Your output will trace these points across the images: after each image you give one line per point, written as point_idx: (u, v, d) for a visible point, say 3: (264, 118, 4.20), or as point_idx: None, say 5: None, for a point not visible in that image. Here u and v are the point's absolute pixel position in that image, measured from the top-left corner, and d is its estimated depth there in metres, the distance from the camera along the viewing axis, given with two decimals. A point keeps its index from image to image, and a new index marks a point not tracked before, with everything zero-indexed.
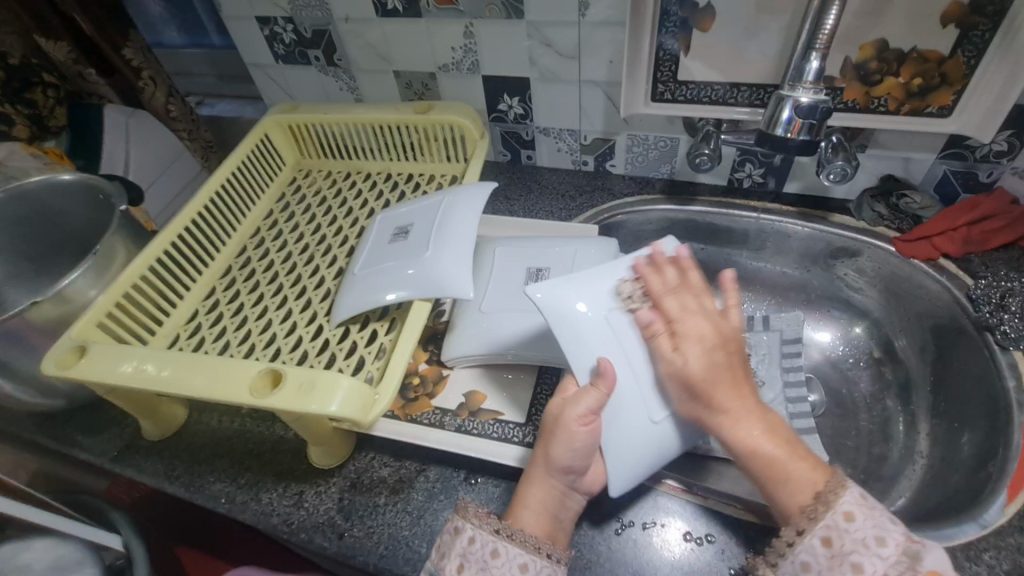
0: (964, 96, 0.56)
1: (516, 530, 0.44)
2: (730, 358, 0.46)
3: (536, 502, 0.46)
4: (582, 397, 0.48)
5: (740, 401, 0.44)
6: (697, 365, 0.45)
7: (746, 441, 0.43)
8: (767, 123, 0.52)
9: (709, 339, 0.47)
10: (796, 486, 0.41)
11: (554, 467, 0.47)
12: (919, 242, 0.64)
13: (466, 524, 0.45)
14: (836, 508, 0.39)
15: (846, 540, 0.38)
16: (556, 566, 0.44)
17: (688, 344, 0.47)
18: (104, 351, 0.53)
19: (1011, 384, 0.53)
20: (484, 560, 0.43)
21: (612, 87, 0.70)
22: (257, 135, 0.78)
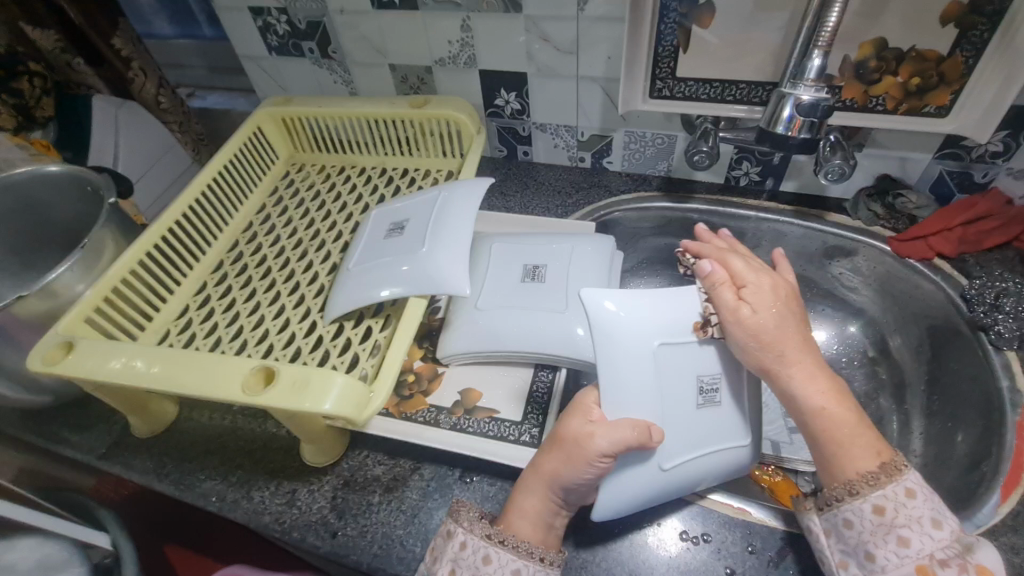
0: (961, 96, 0.56)
1: (508, 536, 0.44)
2: (794, 318, 0.47)
3: (531, 511, 0.46)
4: (614, 431, 0.44)
5: (803, 362, 0.45)
6: (765, 308, 0.46)
7: (806, 402, 0.44)
8: (767, 122, 0.51)
9: (773, 297, 0.47)
10: (856, 449, 0.43)
11: (558, 484, 0.45)
12: (914, 242, 0.64)
13: (458, 528, 0.45)
14: (900, 482, 0.41)
15: (901, 513, 0.41)
16: (549, 569, 0.44)
17: (757, 300, 0.47)
18: (91, 346, 0.52)
19: (1005, 383, 0.53)
20: (476, 566, 0.43)
21: (610, 83, 0.70)
22: (249, 127, 0.77)
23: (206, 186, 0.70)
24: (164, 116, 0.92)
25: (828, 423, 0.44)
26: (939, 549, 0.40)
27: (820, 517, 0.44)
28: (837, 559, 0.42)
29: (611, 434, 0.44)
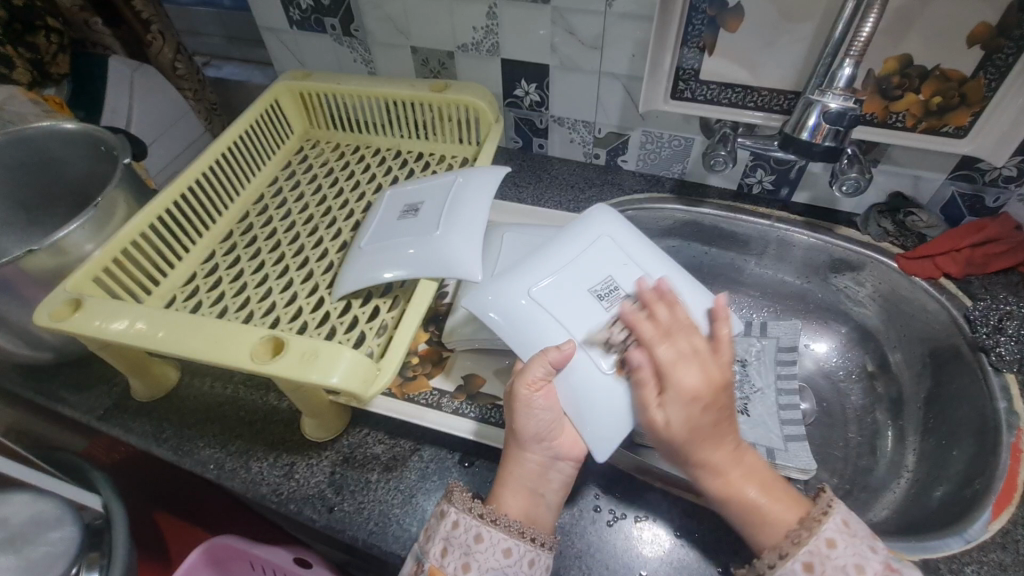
0: (981, 118, 0.57)
1: (499, 515, 0.44)
2: (722, 407, 0.44)
3: (514, 479, 0.46)
4: (530, 363, 0.47)
5: (723, 448, 0.45)
6: (695, 403, 0.44)
7: (718, 494, 0.44)
8: (792, 127, 0.52)
9: (708, 382, 0.44)
10: (772, 522, 0.43)
11: (526, 439, 0.46)
12: (922, 260, 0.64)
13: (450, 508, 0.45)
14: (819, 535, 0.41)
15: (827, 566, 0.40)
16: (540, 549, 0.44)
17: (689, 378, 0.44)
18: (99, 306, 0.52)
19: (1002, 405, 0.54)
20: (468, 544, 0.43)
21: (632, 81, 0.70)
22: (267, 99, 0.76)
23: (219, 155, 0.69)
24: (179, 82, 0.91)
25: (745, 500, 0.44)
26: None
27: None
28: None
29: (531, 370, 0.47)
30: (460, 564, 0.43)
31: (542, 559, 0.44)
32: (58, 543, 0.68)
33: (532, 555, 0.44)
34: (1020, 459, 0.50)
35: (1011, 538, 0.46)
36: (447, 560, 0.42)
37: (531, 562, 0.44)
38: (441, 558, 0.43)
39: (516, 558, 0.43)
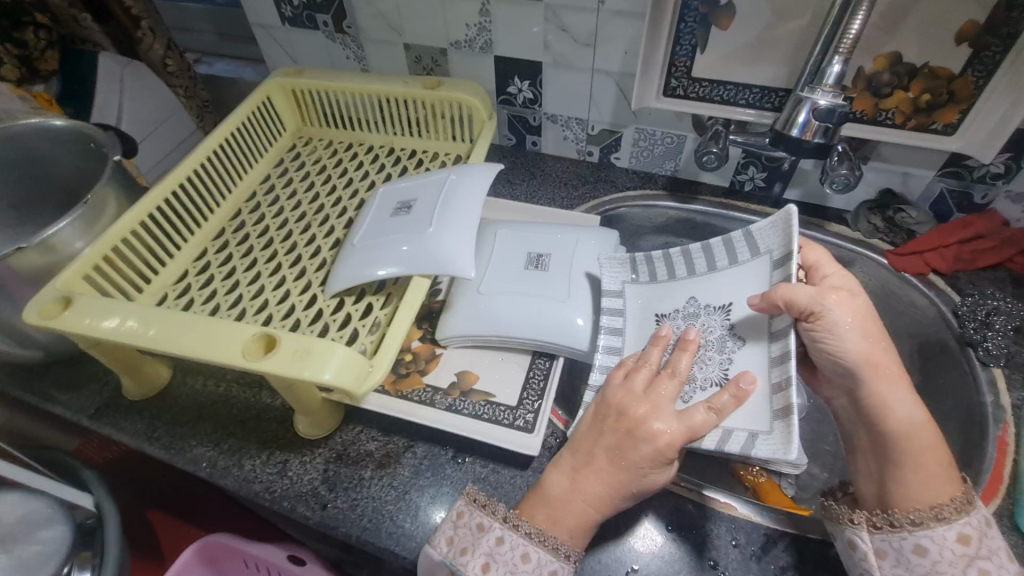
0: (969, 115, 0.57)
1: (546, 535, 0.43)
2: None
3: (571, 520, 0.44)
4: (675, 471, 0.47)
5: (893, 386, 0.43)
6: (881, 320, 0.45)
7: (899, 414, 0.42)
8: (782, 125, 0.52)
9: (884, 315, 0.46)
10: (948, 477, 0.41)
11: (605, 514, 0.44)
12: (911, 256, 0.65)
13: (494, 523, 0.44)
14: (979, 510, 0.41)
15: (985, 544, 0.39)
16: (564, 562, 0.43)
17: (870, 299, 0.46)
18: (89, 304, 0.51)
19: (989, 399, 0.55)
20: (513, 562, 0.43)
21: (625, 79, 0.70)
22: (258, 96, 0.76)
23: (211, 152, 0.69)
24: (170, 79, 0.90)
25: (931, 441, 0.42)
26: None
27: (872, 537, 0.42)
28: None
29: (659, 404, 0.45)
30: None
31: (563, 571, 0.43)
32: (51, 542, 0.68)
33: (554, 567, 0.43)
34: (1007, 451, 0.51)
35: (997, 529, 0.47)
36: (465, 560, 0.43)
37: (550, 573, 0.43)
38: (458, 556, 0.43)
39: (534, 566, 0.43)
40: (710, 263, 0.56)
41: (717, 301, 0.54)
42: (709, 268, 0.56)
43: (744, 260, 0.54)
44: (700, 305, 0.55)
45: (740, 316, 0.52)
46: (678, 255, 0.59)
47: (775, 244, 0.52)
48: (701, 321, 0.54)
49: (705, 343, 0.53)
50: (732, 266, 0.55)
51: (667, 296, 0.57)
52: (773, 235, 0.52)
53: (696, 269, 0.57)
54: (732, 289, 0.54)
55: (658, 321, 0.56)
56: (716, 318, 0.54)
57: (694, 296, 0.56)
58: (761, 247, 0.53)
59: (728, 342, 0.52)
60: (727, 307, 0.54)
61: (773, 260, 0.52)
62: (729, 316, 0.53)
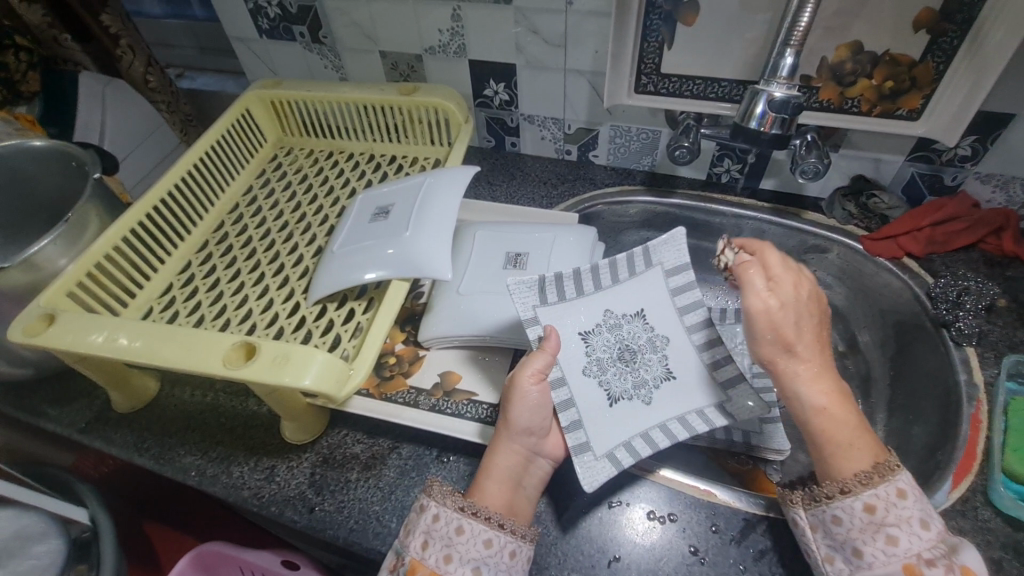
0: (931, 100, 0.58)
1: (481, 507, 0.45)
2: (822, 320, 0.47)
3: (499, 470, 0.47)
4: (534, 358, 0.51)
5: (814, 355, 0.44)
6: (800, 299, 0.45)
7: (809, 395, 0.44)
8: (741, 116, 0.52)
9: (812, 295, 0.46)
10: (858, 451, 0.43)
11: (516, 431, 0.49)
12: (885, 241, 0.66)
13: (431, 502, 0.45)
14: (893, 483, 0.41)
15: (891, 512, 0.40)
16: (520, 541, 0.45)
17: (784, 287, 0.45)
18: (74, 319, 0.52)
19: (962, 377, 0.56)
20: (449, 536, 0.44)
21: (597, 77, 0.71)
22: (237, 109, 0.77)
23: (192, 165, 0.70)
24: (151, 94, 0.91)
25: (837, 419, 0.43)
26: (926, 550, 0.39)
27: (806, 513, 0.44)
28: (823, 553, 0.43)
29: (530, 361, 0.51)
30: (441, 555, 0.43)
31: (522, 550, 0.45)
32: (45, 555, 0.69)
33: (513, 547, 0.44)
34: (980, 429, 0.52)
35: (971, 505, 0.48)
36: (427, 553, 0.43)
37: (511, 553, 0.44)
38: (421, 551, 0.43)
39: (496, 549, 0.44)
40: (612, 277, 0.59)
41: (631, 308, 0.57)
42: (614, 283, 0.58)
43: (642, 271, 0.58)
44: (618, 315, 0.57)
45: (655, 319, 0.57)
46: (581, 274, 0.59)
47: (668, 256, 0.57)
48: (625, 330, 0.57)
49: (639, 348, 0.56)
50: (633, 277, 0.58)
51: (581, 313, 0.58)
52: (667, 248, 0.58)
53: (601, 284, 0.58)
54: (637, 297, 0.58)
55: (584, 338, 0.56)
56: (636, 325, 0.57)
57: (608, 308, 0.58)
58: (654, 258, 0.58)
59: (656, 342, 0.56)
60: (640, 313, 0.57)
61: (667, 270, 0.57)
62: (648, 322, 0.57)
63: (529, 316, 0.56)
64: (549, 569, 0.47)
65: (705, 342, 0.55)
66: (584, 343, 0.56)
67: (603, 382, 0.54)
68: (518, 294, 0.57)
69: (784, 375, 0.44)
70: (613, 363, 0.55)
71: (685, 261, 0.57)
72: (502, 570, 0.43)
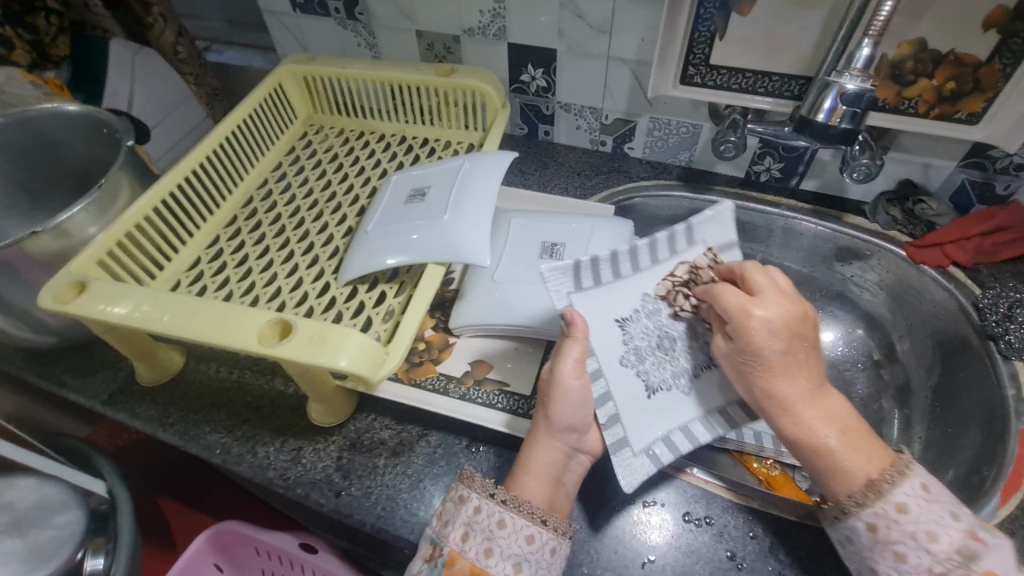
0: (994, 104, 0.56)
1: (522, 501, 0.44)
2: (803, 339, 0.43)
3: (538, 466, 0.46)
4: (568, 348, 0.49)
5: (801, 375, 0.43)
6: (760, 328, 0.43)
7: (799, 416, 0.42)
8: (809, 109, 0.51)
9: (786, 319, 0.43)
10: (851, 475, 0.40)
11: (557, 427, 0.47)
12: (931, 248, 0.64)
13: (472, 493, 0.44)
14: (889, 499, 0.39)
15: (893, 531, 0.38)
16: (560, 538, 0.43)
17: (767, 295, 0.44)
18: (105, 289, 0.51)
19: (1011, 392, 0.54)
20: (490, 529, 0.42)
21: (640, 66, 0.69)
22: (271, 83, 0.75)
23: (223, 138, 0.68)
24: (180, 66, 0.88)
25: (815, 441, 0.41)
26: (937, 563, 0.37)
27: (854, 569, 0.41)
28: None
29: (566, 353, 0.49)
30: (483, 548, 0.42)
31: (562, 547, 0.43)
32: (65, 527, 0.68)
33: (554, 545, 0.43)
34: None
35: (1019, 524, 0.46)
36: (468, 545, 0.42)
37: (552, 551, 0.43)
38: (461, 543, 0.42)
39: (538, 546, 0.42)
40: (651, 257, 0.57)
41: (670, 290, 0.56)
42: (653, 263, 0.57)
43: (682, 249, 0.57)
44: (656, 299, 0.55)
45: (697, 303, 0.55)
46: (619, 255, 0.56)
47: (712, 237, 0.57)
48: (665, 315, 0.55)
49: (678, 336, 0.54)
50: (674, 257, 0.57)
51: (618, 295, 0.55)
52: (712, 226, 0.57)
53: (640, 265, 0.56)
54: (678, 278, 0.56)
55: (621, 325, 0.54)
56: (678, 308, 0.55)
57: (646, 292, 0.56)
58: (697, 236, 0.57)
59: (698, 329, 0.55)
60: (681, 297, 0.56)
61: (711, 248, 0.57)
62: (689, 306, 0.55)
63: (565, 302, 0.54)
64: (582, 568, 0.46)
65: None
66: (621, 330, 0.54)
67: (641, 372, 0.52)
68: (553, 281, 0.54)
69: (767, 391, 0.43)
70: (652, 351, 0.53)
71: (729, 239, 0.57)
72: (542, 567, 0.42)
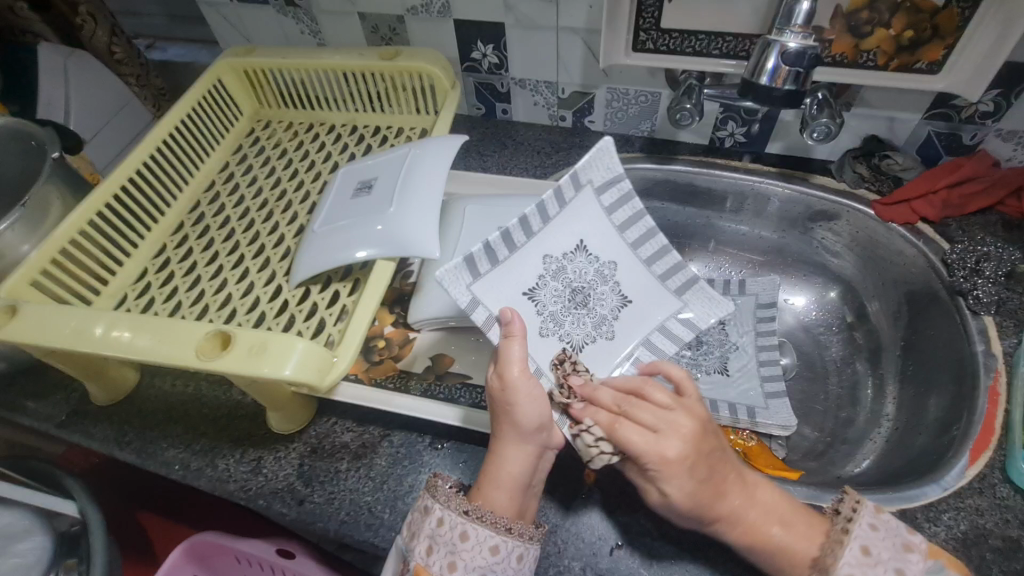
0: (954, 51, 0.54)
1: (486, 511, 0.42)
2: (709, 456, 0.40)
3: (508, 479, 0.43)
4: (511, 347, 0.45)
5: (746, 495, 0.41)
6: (679, 468, 0.39)
7: (724, 529, 0.41)
8: (751, 72, 0.49)
9: (692, 444, 0.40)
10: (796, 559, 0.39)
11: (525, 432, 0.44)
12: (897, 205, 0.63)
13: (435, 504, 0.42)
14: (852, 544, 0.39)
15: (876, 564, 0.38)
16: (527, 543, 0.42)
17: (660, 424, 0.40)
18: (37, 310, 0.49)
19: (980, 349, 0.53)
20: (453, 543, 0.41)
21: (592, 35, 0.66)
22: (208, 79, 0.71)
23: (162, 141, 0.65)
24: (119, 67, 0.86)
25: (768, 538, 0.40)
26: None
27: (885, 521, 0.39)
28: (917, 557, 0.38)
29: (509, 355, 0.46)
30: (446, 563, 0.40)
31: (528, 552, 0.42)
32: (31, 552, 0.68)
33: (520, 551, 0.42)
34: (998, 402, 0.49)
35: (988, 482, 0.46)
36: (431, 559, 0.40)
37: (519, 557, 0.42)
38: (426, 556, 0.41)
39: (502, 556, 0.41)
40: (544, 217, 0.54)
41: (570, 246, 0.54)
42: (545, 224, 0.54)
43: (570, 197, 0.54)
44: (558, 258, 0.54)
45: (596, 248, 0.54)
46: (510, 229, 0.52)
47: (595, 175, 0.54)
48: (571, 271, 0.54)
49: (587, 287, 0.54)
50: (565, 209, 0.54)
51: (522, 268, 0.53)
52: (595, 168, 0.54)
53: (545, 223, 0.54)
54: (573, 229, 0.54)
55: (531, 298, 0.53)
56: (580, 260, 0.54)
57: (548, 253, 0.54)
58: (582, 179, 0.54)
59: (604, 271, 0.55)
60: (581, 246, 0.54)
61: (597, 189, 0.54)
62: (590, 252, 0.54)
63: (469, 300, 0.50)
64: (550, 558, 0.46)
65: (662, 269, 0.55)
66: (532, 302, 0.53)
67: (562, 336, 0.53)
68: (451, 282, 0.50)
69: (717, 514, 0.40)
70: (567, 312, 0.54)
71: (616, 173, 0.54)
72: (509, 575, 0.41)
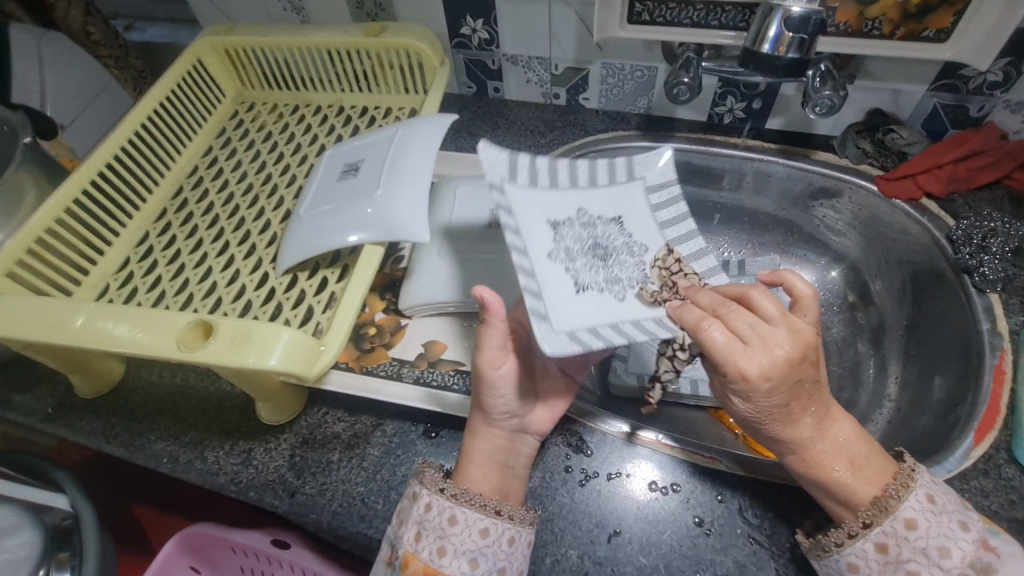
0: (964, 17, 0.51)
1: (473, 494, 0.41)
2: (803, 382, 0.37)
3: (480, 456, 0.45)
4: (485, 338, 0.43)
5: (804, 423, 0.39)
6: (762, 385, 0.36)
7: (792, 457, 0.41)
8: (753, 41, 0.47)
9: (786, 361, 0.36)
10: (854, 499, 0.39)
11: (494, 416, 0.45)
12: (902, 181, 0.61)
13: (421, 491, 0.41)
14: (897, 515, 0.38)
15: (904, 549, 0.38)
16: (517, 526, 0.41)
17: (763, 333, 0.37)
18: (12, 302, 0.47)
19: (986, 327, 0.52)
20: (441, 527, 0.40)
21: (585, 7, 0.63)
22: (187, 59, 0.69)
23: (140, 125, 0.63)
24: (95, 49, 0.80)
25: (828, 474, 0.40)
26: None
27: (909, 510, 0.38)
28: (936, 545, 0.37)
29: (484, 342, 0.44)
30: (435, 548, 0.40)
31: (521, 535, 0.41)
32: (19, 548, 0.67)
33: (511, 534, 0.41)
34: (1003, 381, 0.48)
35: (992, 463, 0.45)
36: (420, 546, 0.40)
37: (510, 540, 0.41)
38: (414, 543, 0.40)
39: (493, 538, 0.40)
40: (591, 176, 0.54)
41: (609, 213, 0.53)
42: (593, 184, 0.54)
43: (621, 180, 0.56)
44: (593, 216, 0.52)
45: (632, 226, 0.53)
46: (558, 167, 0.53)
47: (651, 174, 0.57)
48: (600, 230, 0.52)
49: (612, 249, 0.51)
50: (612, 184, 0.55)
51: (557, 201, 0.52)
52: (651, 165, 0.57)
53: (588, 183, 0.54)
54: (616, 204, 0.54)
55: (554, 228, 0.50)
56: (613, 228, 0.52)
57: (585, 207, 0.52)
58: (636, 171, 0.56)
59: (634, 248, 0.52)
60: (617, 219, 0.53)
61: (649, 186, 0.56)
62: (626, 227, 0.53)
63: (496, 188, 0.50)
64: (547, 547, 0.45)
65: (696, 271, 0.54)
66: (554, 231, 0.50)
67: (571, 269, 0.49)
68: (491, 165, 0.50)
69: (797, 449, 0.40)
70: (588, 258, 0.50)
71: (669, 180, 0.57)
72: (501, 559, 0.40)
